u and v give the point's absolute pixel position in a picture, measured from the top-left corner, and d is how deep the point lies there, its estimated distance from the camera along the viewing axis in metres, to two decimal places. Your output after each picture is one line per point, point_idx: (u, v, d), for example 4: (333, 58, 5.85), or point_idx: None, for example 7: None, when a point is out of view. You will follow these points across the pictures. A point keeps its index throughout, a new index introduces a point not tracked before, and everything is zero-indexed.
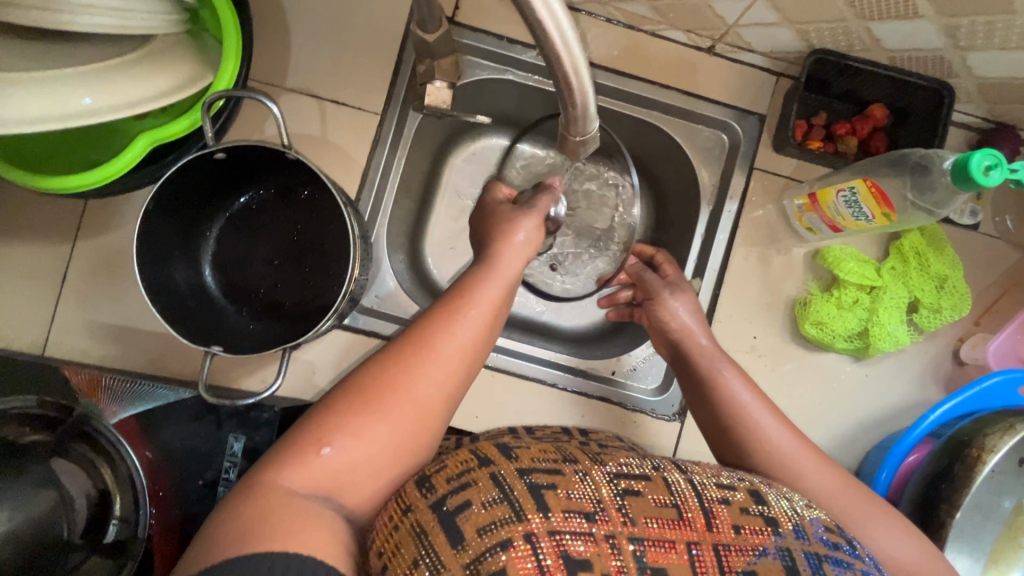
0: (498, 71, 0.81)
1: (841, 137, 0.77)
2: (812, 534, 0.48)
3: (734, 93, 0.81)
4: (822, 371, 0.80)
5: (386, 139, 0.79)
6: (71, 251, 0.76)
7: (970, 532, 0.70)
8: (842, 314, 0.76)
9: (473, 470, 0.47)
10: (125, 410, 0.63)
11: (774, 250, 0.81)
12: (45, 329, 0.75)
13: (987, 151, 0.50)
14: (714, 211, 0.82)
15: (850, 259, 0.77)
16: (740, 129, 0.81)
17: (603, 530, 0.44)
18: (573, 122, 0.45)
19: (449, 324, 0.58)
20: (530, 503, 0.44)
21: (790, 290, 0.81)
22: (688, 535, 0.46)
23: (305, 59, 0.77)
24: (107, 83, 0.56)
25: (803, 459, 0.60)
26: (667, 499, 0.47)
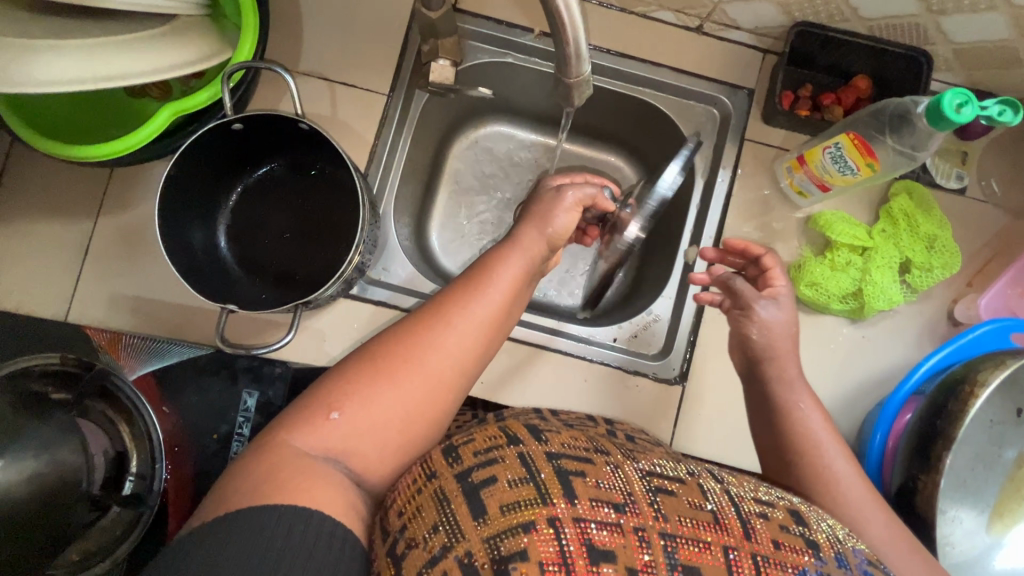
0: (499, 54, 0.85)
1: (827, 107, 0.80)
2: (856, 562, 0.45)
3: (723, 69, 0.85)
4: (820, 334, 0.82)
5: (393, 117, 0.84)
6: (93, 227, 0.79)
7: (972, 484, 0.70)
8: (835, 275, 0.78)
9: (501, 447, 0.47)
10: (143, 367, 0.67)
11: (767, 217, 0.84)
12: (65, 301, 0.78)
13: (958, 91, 0.53)
14: (708, 182, 0.85)
15: (841, 222, 0.80)
16: (729, 103, 0.85)
17: (632, 522, 0.43)
18: (568, 62, 0.49)
19: (465, 313, 0.59)
20: (558, 489, 0.43)
21: (785, 256, 0.83)
22: (724, 538, 0.43)
23: (317, 45, 0.82)
24: (140, 51, 0.62)
25: (855, 493, 0.61)
26: (703, 502, 0.46)
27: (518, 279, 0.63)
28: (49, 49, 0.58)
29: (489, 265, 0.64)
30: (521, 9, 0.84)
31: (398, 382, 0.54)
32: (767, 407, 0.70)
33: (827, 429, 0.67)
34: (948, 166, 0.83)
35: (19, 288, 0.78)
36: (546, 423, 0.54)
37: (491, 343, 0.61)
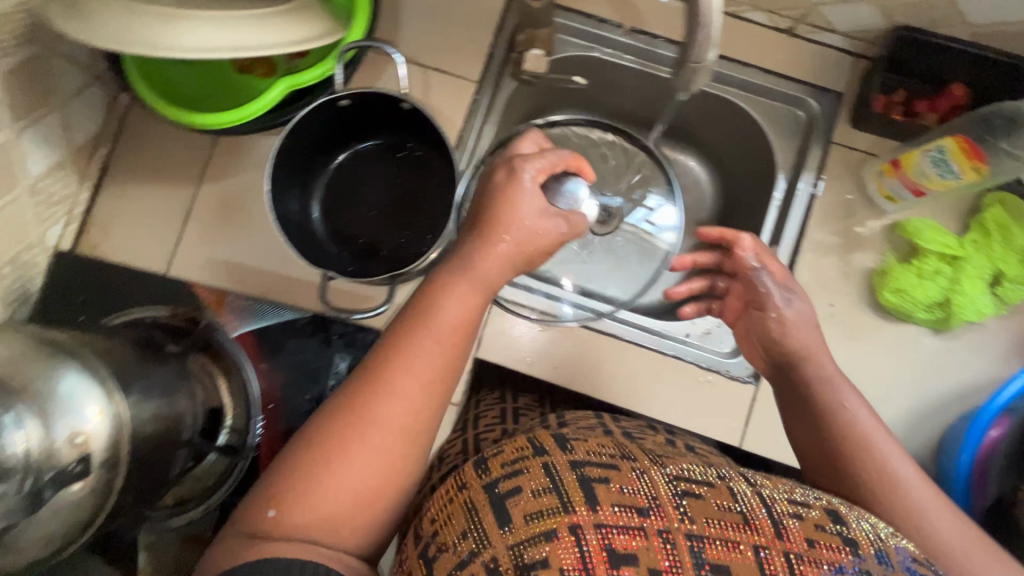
0: (587, 48, 0.86)
1: (920, 114, 0.80)
2: (899, 560, 0.43)
3: (812, 72, 0.85)
4: (900, 342, 0.80)
5: (481, 104, 0.86)
6: (195, 193, 0.84)
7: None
8: (922, 282, 0.77)
9: (527, 458, 0.46)
10: (244, 325, 0.70)
11: (851, 221, 0.83)
12: (167, 261, 0.83)
13: None
14: (790, 183, 0.85)
15: (931, 230, 0.78)
16: (817, 105, 0.84)
17: (656, 525, 0.41)
18: (693, 46, 0.49)
19: (412, 357, 0.54)
20: (579, 495, 0.42)
21: (866, 261, 0.82)
22: (754, 538, 0.42)
23: (413, 30, 0.85)
24: (266, 26, 0.66)
25: (915, 494, 0.56)
26: (731, 505, 0.44)
27: (472, 303, 0.58)
28: (190, 22, 0.62)
29: (433, 302, 0.57)
30: (612, 5, 0.86)
31: (362, 450, 0.51)
32: (808, 410, 0.65)
33: (879, 426, 0.62)
34: None
35: (125, 246, 0.83)
36: (570, 429, 0.53)
37: (455, 376, 0.57)
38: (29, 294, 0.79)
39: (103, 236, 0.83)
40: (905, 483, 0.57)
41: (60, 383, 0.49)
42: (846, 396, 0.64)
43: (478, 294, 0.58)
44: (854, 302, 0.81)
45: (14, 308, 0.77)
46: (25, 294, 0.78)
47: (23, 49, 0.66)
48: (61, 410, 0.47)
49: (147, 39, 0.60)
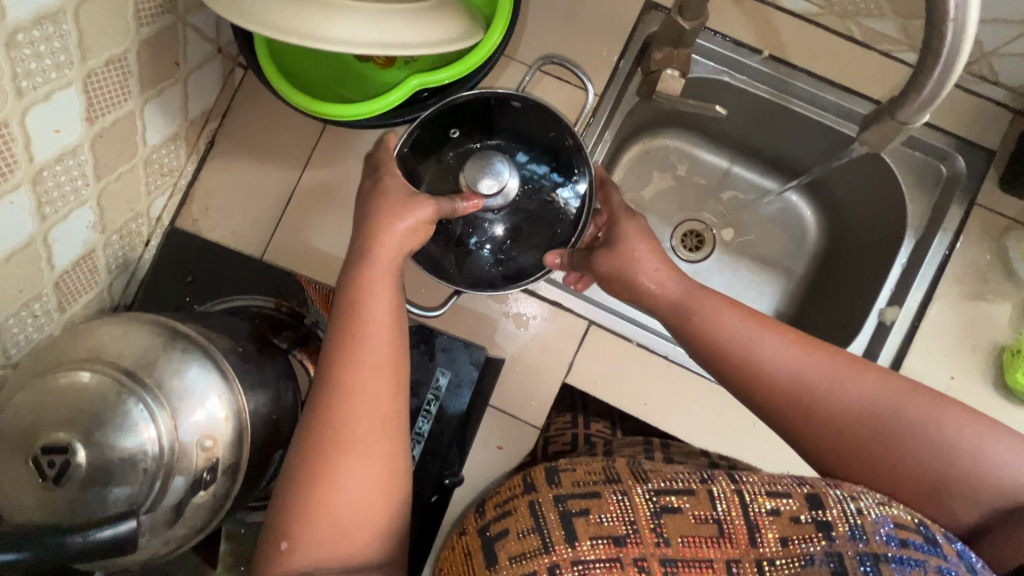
0: (717, 71, 0.82)
1: None
2: (876, 533, 0.41)
3: (964, 123, 0.78)
4: None
5: (600, 119, 0.83)
6: (298, 178, 0.82)
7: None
8: None
9: (516, 497, 0.47)
10: None
11: (984, 291, 0.77)
12: (264, 244, 0.82)
13: None
14: (921, 241, 0.79)
15: None
16: (964, 161, 0.78)
17: (632, 553, 0.42)
18: (906, 107, 0.45)
19: (360, 363, 0.50)
20: (559, 533, 0.43)
21: (996, 335, 0.76)
22: (727, 553, 0.42)
23: (541, 34, 0.82)
24: (413, 23, 0.62)
25: (907, 404, 0.52)
26: (709, 514, 0.43)
27: (388, 289, 0.54)
28: (338, 14, 0.58)
29: (353, 295, 0.53)
30: (753, 29, 0.81)
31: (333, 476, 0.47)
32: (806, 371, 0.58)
33: (791, 356, 0.56)
34: None
35: (225, 225, 0.82)
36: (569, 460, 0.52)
37: (402, 362, 0.52)
38: (129, 263, 0.78)
39: (204, 212, 0.83)
40: (888, 401, 0.52)
41: (187, 377, 0.47)
42: (766, 346, 0.57)
43: (388, 279, 0.55)
44: (979, 379, 0.76)
45: (114, 276, 0.77)
46: (125, 262, 0.78)
47: (161, 19, 0.65)
48: (187, 403, 0.46)
49: (299, 26, 0.57)
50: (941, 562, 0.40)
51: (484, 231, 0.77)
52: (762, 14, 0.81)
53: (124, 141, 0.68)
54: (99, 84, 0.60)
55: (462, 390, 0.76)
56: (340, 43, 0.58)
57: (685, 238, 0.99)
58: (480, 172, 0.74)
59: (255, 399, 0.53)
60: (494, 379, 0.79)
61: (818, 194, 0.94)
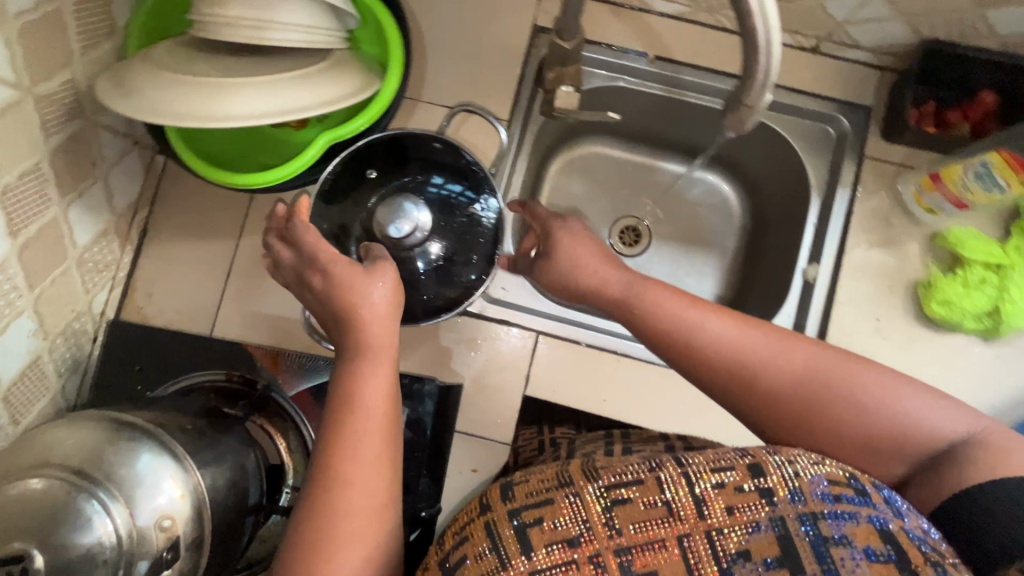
0: (612, 78, 0.88)
1: (953, 124, 0.80)
2: (813, 492, 0.43)
3: (840, 86, 0.85)
4: (951, 352, 0.80)
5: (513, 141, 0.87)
6: (235, 248, 0.85)
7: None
8: (969, 292, 0.77)
9: (472, 522, 0.47)
10: (300, 383, 0.77)
11: (890, 234, 0.83)
12: (211, 317, 0.83)
13: None
14: (826, 199, 0.85)
15: (972, 239, 0.78)
16: (847, 121, 0.85)
17: (587, 552, 0.42)
18: (748, 90, 0.50)
19: (356, 441, 0.52)
20: (515, 548, 0.43)
21: (909, 273, 0.82)
22: (677, 529, 0.42)
23: (443, 74, 0.86)
24: (311, 85, 0.66)
25: (846, 379, 0.54)
26: (657, 498, 0.44)
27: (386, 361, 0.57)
28: (236, 90, 0.62)
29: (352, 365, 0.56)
30: (636, 35, 0.87)
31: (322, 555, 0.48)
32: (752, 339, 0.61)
33: (738, 340, 0.57)
34: None
35: (170, 307, 0.84)
36: (527, 469, 0.52)
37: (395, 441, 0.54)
38: (80, 362, 0.79)
39: (147, 299, 0.84)
40: (828, 375, 0.54)
41: (137, 463, 0.49)
42: (709, 331, 0.58)
43: (385, 362, 0.57)
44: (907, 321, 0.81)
45: (65, 378, 0.77)
46: (76, 361, 0.79)
47: (69, 126, 0.67)
48: (139, 489, 0.48)
49: (198, 110, 0.61)
50: (871, 511, 0.42)
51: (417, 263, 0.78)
52: (643, 20, 0.87)
53: (53, 247, 0.69)
54: (16, 199, 0.62)
55: (423, 425, 0.80)
56: (242, 118, 0.62)
57: (622, 234, 1.02)
58: (393, 215, 0.76)
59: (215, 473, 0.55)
60: (456, 405, 0.82)
61: (734, 172, 1.00)
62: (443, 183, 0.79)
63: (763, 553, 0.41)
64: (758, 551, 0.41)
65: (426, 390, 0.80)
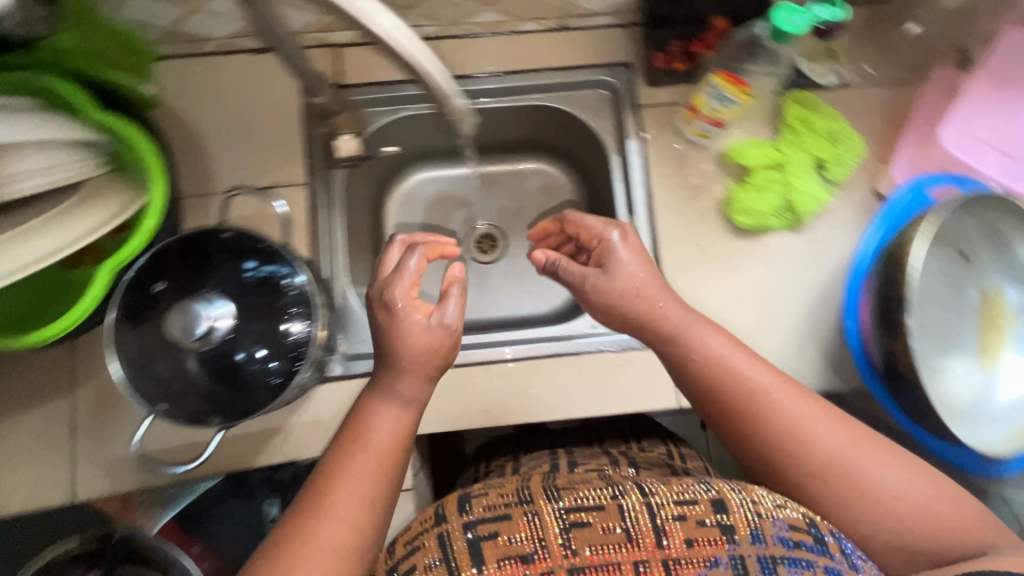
0: (393, 110, 0.91)
1: (698, 54, 0.86)
2: (773, 537, 0.59)
3: (596, 52, 0.91)
4: (773, 253, 0.86)
5: (319, 200, 0.88)
6: (69, 405, 0.80)
7: (947, 334, 0.79)
8: (763, 196, 0.83)
9: (426, 530, 0.63)
10: (162, 519, 0.82)
11: (685, 166, 0.89)
12: (68, 480, 0.79)
13: (788, 8, 0.74)
14: (620, 153, 0.91)
15: (749, 147, 0.85)
16: (614, 79, 0.91)
17: (540, 567, 0.59)
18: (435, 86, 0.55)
19: (329, 516, 0.61)
20: (467, 553, 0.60)
21: (713, 194, 0.88)
22: (635, 556, 0.59)
23: (228, 161, 0.87)
24: (54, 229, 0.66)
25: (859, 448, 0.64)
26: (616, 524, 0.61)
27: (390, 431, 0.66)
28: None
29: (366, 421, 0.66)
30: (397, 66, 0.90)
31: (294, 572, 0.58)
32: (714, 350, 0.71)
33: (741, 360, 0.68)
34: (820, 65, 0.89)
35: (21, 490, 0.78)
36: (480, 485, 0.68)
37: (373, 510, 0.63)
38: None
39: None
40: (846, 456, 0.64)
41: None
42: (738, 359, 0.68)
43: (363, 458, 0.64)
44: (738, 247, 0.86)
45: None
46: None
47: None
48: None
49: None
50: (828, 562, 0.58)
51: (254, 349, 0.74)
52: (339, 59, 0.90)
53: None
54: None
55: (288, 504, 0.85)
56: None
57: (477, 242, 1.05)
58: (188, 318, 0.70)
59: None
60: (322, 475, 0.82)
61: (549, 148, 1.04)
62: (257, 264, 0.76)
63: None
64: None
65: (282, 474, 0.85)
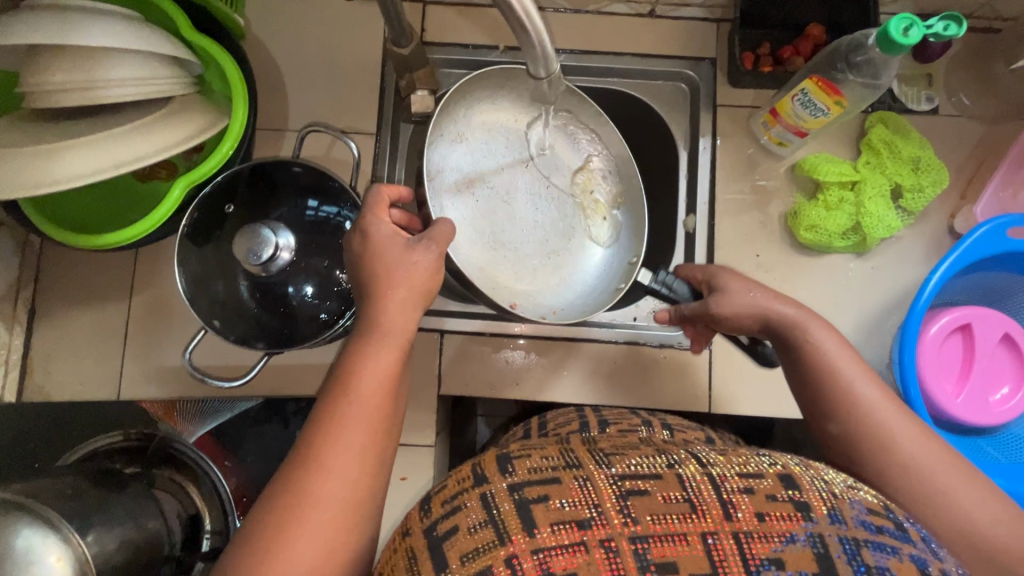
0: (599, 77, 0.71)
1: (788, 60, 0.65)
2: (853, 517, 0.37)
3: (978, 142, 0.66)
4: (830, 271, 0.66)
5: (385, 154, 0.70)
6: (217, 123, 0.58)
7: (507, 231, 0.67)
8: (833, 212, 0.63)
9: (466, 490, 0.39)
10: (201, 428, 0.61)
11: (756, 177, 0.68)
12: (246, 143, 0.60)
13: (904, 14, 0.44)
14: (691, 156, 0.70)
15: (896, 139, 0.63)
16: (984, 131, 0.66)
17: (597, 535, 0.36)
18: (533, 60, 0.40)
19: (346, 405, 0.42)
20: (515, 522, 0.36)
21: (784, 204, 0.67)
22: (700, 525, 0.36)
23: (360, 50, 0.71)
24: (113, 141, 0.51)
25: None
26: (680, 495, 0.38)
27: (389, 368, 0.44)
28: (68, 150, 0.49)
29: (347, 365, 0.44)
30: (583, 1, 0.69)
31: (313, 470, 0.40)
32: None
33: None
34: (913, 90, 0.67)
35: (77, 378, 0.63)
36: (517, 444, 0.45)
37: (391, 434, 0.44)
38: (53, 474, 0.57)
39: (47, 375, 0.63)
40: None
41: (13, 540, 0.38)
42: None
43: (392, 348, 0.45)
44: (735, 255, 0.67)
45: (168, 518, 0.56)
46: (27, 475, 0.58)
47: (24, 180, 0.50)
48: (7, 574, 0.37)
49: (20, 179, 0.48)
50: None
51: (306, 284, 0.59)
52: (492, 13, 0.70)
53: (93, 335, 0.64)
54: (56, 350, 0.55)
55: (326, 305, 0.59)
56: (70, 180, 0.49)
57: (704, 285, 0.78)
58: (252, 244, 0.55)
59: (99, 539, 0.44)
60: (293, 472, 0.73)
61: None
62: (318, 205, 0.60)
63: (799, 566, 0.35)
64: (792, 563, 0.35)
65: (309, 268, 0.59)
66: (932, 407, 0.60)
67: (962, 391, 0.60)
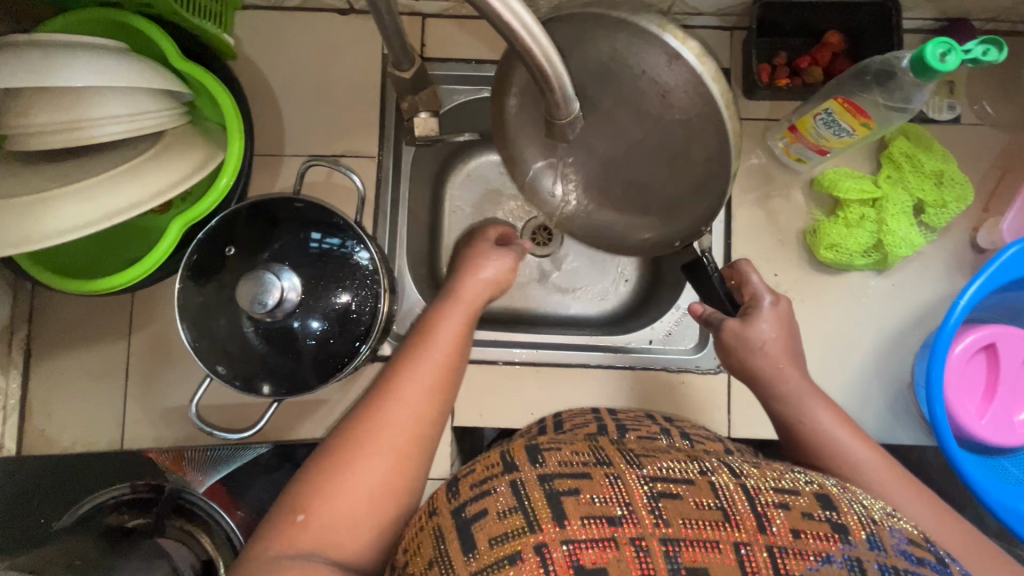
0: None
1: (805, 70, 0.63)
2: (894, 544, 0.34)
3: (1001, 151, 0.64)
4: (851, 289, 0.65)
5: (388, 176, 0.67)
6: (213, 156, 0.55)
7: None
8: (855, 230, 0.61)
9: (496, 475, 0.37)
10: (211, 477, 0.60)
11: (772, 192, 0.66)
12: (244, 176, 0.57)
13: (938, 38, 0.42)
14: None
15: (920, 153, 0.61)
16: (1007, 140, 0.64)
17: (629, 532, 0.34)
18: (554, 106, 0.38)
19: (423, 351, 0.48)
20: (545, 511, 0.34)
21: (802, 220, 0.65)
22: (733, 534, 0.34)
23: (357, 68, 0.67)
24: (105, 186, 0.49)
25: None
26: (713, 501, 0.35)
27: (458, 331, 0.50)
28: (56, 200, 0.47)
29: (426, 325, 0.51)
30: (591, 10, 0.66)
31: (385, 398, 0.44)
32: None
33: None
34: (934, 98, 0.64)
35: (80, 421, 0.61)
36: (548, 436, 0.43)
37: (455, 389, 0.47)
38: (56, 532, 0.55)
39: (47, 419, 0.61)
40: None
41: None
42: None
43: (461, 315, 0.52)
44: None
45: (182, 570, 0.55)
46: None
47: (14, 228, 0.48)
48: None
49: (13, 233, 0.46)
50: None
51: (313, 321, 0.55)
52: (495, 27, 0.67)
53: (93, 376, 0.62)
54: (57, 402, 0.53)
55: (336, 346, 0.56)
56: (63, 232, 0.47)
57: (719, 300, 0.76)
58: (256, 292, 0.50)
59: None
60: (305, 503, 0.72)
61: None
62: (322, 237, 0.56)
63: None
64: None
65: (317, 306, 0.55)
66: (957, 427, 0.59)
67: (986, 411, 0.59)
